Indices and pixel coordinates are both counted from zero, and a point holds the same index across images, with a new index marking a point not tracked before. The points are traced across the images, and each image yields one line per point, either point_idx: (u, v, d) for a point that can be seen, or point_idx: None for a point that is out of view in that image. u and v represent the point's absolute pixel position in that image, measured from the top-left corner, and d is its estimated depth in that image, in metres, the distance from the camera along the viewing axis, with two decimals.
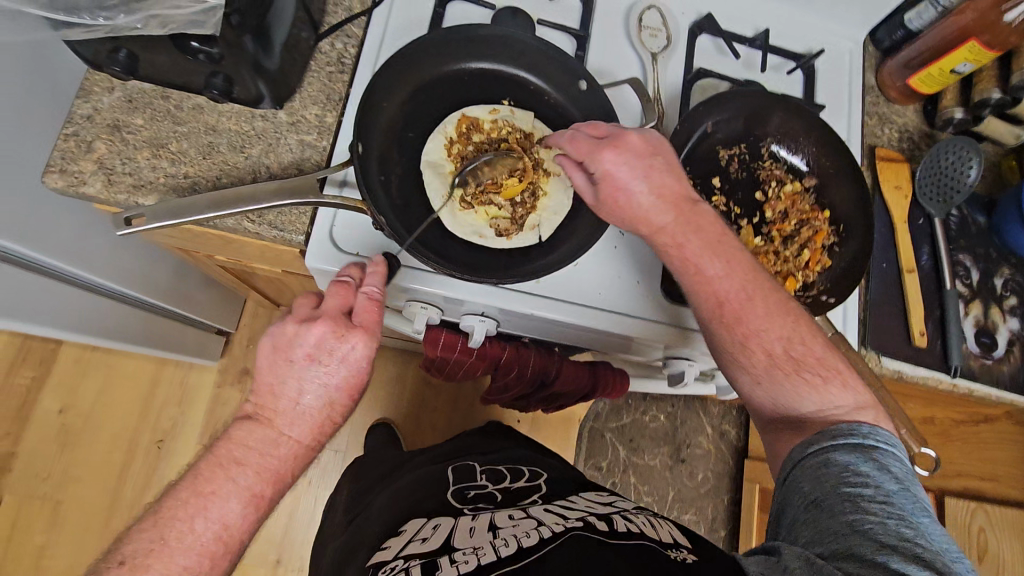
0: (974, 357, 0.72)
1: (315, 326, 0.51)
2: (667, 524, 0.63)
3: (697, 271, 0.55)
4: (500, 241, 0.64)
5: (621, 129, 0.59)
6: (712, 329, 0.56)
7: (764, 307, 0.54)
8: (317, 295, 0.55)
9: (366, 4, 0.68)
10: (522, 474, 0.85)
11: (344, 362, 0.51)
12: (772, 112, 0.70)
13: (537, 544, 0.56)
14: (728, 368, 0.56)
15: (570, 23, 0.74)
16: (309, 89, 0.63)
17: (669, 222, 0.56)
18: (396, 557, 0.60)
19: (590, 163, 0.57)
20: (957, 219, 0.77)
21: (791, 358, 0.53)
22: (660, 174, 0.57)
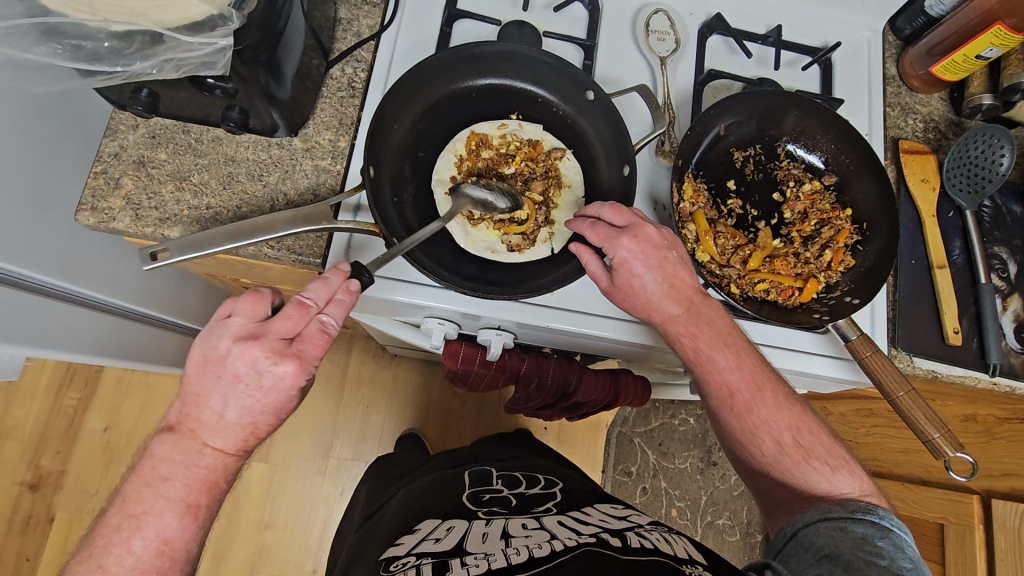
0: (1016, 354, 0.69)
1: (252, 346, 0.47)
2: (682, 541, 0.67)
3: (709, 361, 0.58)
4: (512, 256, 0.64)
5: (640, 216, 0.58)
6: (727, 414, 0.59)
7: (771, 399, 0.57)
8: (266, 299, 0.50)
9: (374, 28, 0.69)
10: (537, 482, 0.91)
11: (272, 384, 0.48)
12: (787, 111, 0.68)
13: (548, 556, 0.61)
14: (738, 443, 0.60)
15: (577, 33, 0.74)
16: (322, 115, 0.65)
17: (681, 316, 0.58)
18: (408, 554, 0.66)
19: (608, 251, 0.56)
20: (990, 210, 0.74)
21: (800, 447, 0.57)
22: (674, 267, 0.57)
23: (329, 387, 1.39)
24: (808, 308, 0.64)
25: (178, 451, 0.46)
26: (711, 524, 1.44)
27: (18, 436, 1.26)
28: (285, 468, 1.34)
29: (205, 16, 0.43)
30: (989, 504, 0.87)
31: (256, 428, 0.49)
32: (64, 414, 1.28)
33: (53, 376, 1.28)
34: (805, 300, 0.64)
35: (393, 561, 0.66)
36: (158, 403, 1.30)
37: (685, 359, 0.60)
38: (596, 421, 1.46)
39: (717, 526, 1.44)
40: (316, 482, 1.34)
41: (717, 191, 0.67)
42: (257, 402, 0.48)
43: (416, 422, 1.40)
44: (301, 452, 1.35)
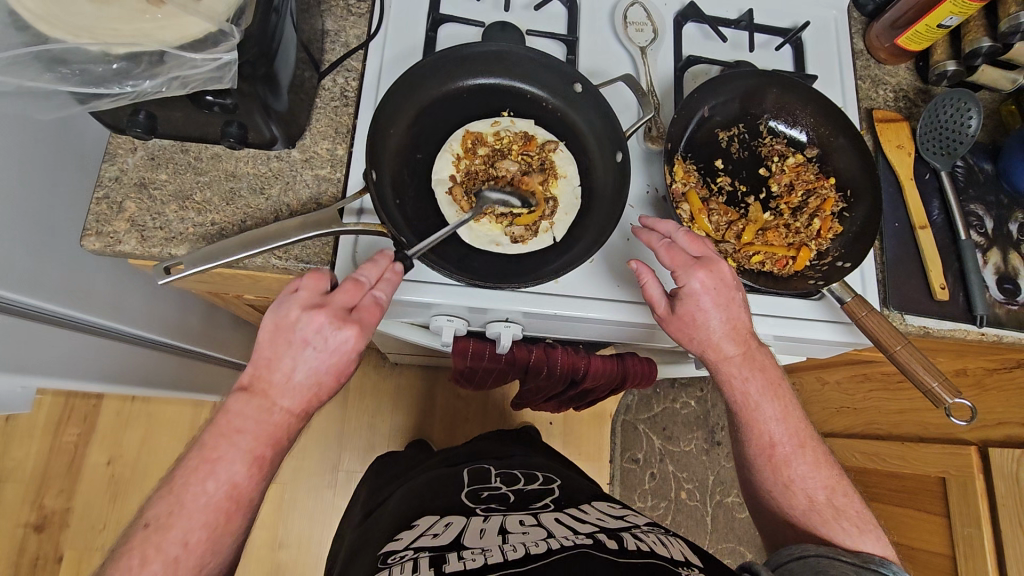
0: (999, 304, 0.72)
1: (318, 314, 0.51)
2: (677, 542, 0.70)
3: (757, 410, 0.63)
4: (516, 247, 0.65)
5: (714, 251, 0.61)
6: (763, 463, 0.64)
7: (811, 455, 0.64)
8: (325, 274, 0.54)
9: (360, 38, 0.70)
10: (536, 478, 0.94)
11: (338, 348, 0.51)
12: (767, 90, 0.71)
13: (543, 553, 0.63)
14: (768, 495, 0.65)
15: (558, 30, 0.76)
16: (318, 125, 0.66)
17: (735, 360, 0.62)
18: (406, 547, 0.68)
19: (680, 279, 0.59)
20: (963, 169, 0.78)
21: (832, 505, 0.62)
22: (738, 310, 0.60)
23: (333, 400, 1.39)
24: (802, 275, 0.66)
25: (250, 409, 0.50)
26: (721, 503, 1.47)
27: (19, 478, 1.24)
28: (295, 485, 1.33)
29: (205, 33, 0.45)
30: (987, 453, 0.91)
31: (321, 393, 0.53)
32: (65, 452, 1.26)
33: (50, 415, 1.26)
34: (800, 267, 0.66)
35: (391, 554, 0.68)
36: (161, 432, 1.29)
37: (732, 403, 0.64)
38: (599, 411, 1.48)
39: (726, 504, 1.47)
40: (327, 496, 1.33)
41: (706, 171, 0.70)
42: (324, 363, 0.51)
43: (423, 429, 1.40)
44: (310, 468, 1.35)
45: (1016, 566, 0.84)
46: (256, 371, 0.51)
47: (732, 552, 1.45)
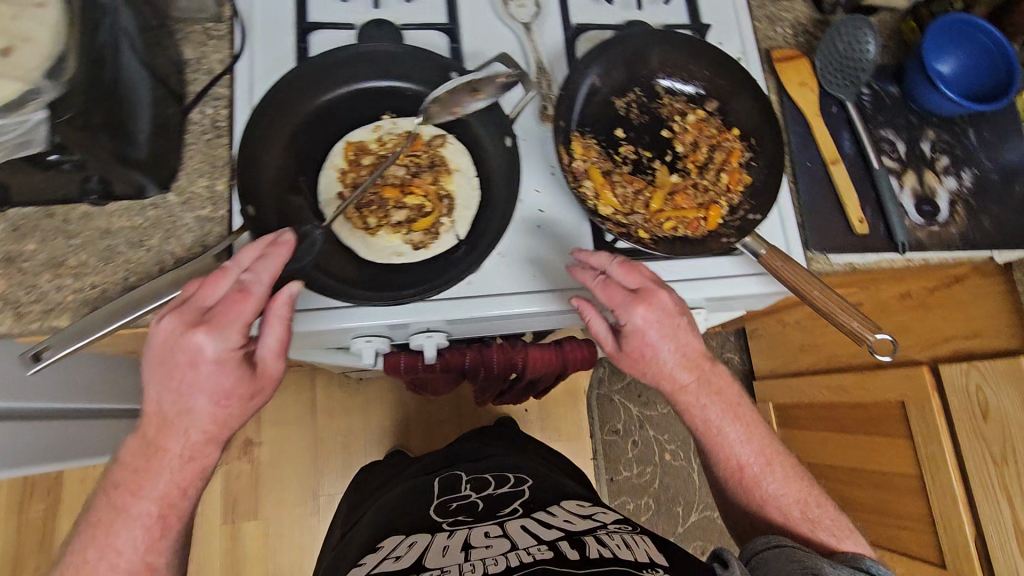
0: (920, 228, 0.72)
1: (174, 318, 0.48)
2: (643, 541, 0.67)
3: (719, 432, 0.65)
4: (419, 253, 0.62)
5: (654, 280, 0.60)
6: (734, 484, 0.67)
7: (778, 471, 0.67)
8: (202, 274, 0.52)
9: (224, 62, 0.66)
10: (507, 480, 0.93)
11: (198, 356, 0.48)
12: (652, 48, 0.69)
13: (505, 570, 0.61)
14: (742, 508, 0.68)
15: (436, 18, 0.72)
16: (192, 163, 0.62)
17: (691, 388, 0.63)
18: (369, 574, 0.66)
19: (621, 316, 0.59)
20: (870, 96, 0.76)
21: (806, 517, 0.66)
22: (686, 338, 0.61)
23: (302, 426, 1.36)
24: (717, 234, 0.65)
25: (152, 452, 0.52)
26: None
27: None
28: (278, 518, 1.32)
29: (14, 94, 0.42)
30: (939, 370, 0.92)
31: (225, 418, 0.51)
32: (34, 527, 1.22)
33: (11, 493, 1.22)
34: (712, 227, 0.65)
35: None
36: None
37: (695, 429, 0.67)
38: (573, 389, 1.48)
39: None
40: (313, 523, 1.32)
41: (607, 142, 0.68)
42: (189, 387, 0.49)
43: (400, 439, 1.39)
44: (291, 498, 1.33)
45: (974, 474, 0.87)
46: (134, 439, 0.52)
47: None
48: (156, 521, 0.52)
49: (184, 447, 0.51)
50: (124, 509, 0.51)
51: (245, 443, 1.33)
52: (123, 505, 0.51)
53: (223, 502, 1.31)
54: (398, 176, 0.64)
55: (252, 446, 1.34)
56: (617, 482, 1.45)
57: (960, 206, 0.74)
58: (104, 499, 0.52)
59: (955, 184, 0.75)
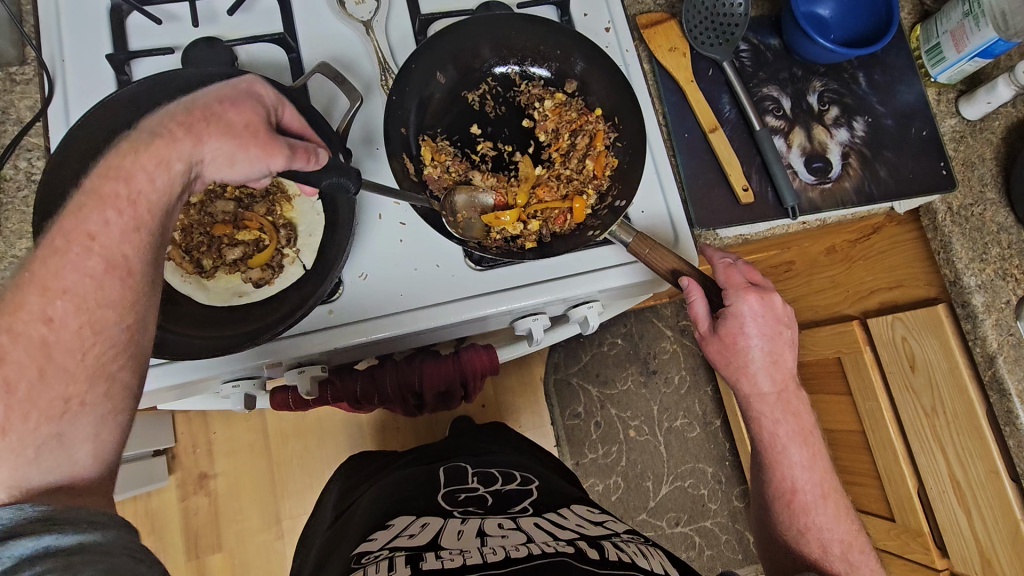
0: (812, 188, 0.68)
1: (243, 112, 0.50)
2: (657, 553, 0.68)
3: (784, 452, 0.62)
4: (263, 291, 0.58)
5: (775, 284, 0.60)
6: (782, 505, 0.63)
7: (833, 508, 0.62)
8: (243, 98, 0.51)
9: (35, 108, 0.61)
10: (512, 478, 0.91)
11: (245, 83, 0.52)
12: (491, 32, 0.63)
13: (523, 557, 0.62)
14: (784, 537, 0.63)
15: (267, 29, 0.67)
16: (9, 224, 0.58)
17: (768, 398, 0.61)
18: (382, 548, 0.67)
19: (729, 299, 0.59)
20: (749, 52, 0.72)
21: (846, 560, 0.60)
22: (782, 348, 0.60)
23: (256, 452, 1.34)
24: (585, 226, 0.61)
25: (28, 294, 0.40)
26: (671, 428, 1.47)
27: None
28: (242, 547, 1.30)
29: None
30: (867, 324, 0.88)
31: (231, 158, 0.49)
32: None
33: None
34: (580, 220, 0.61)
35: (365, 554, 0.66)
36: None
37: (758, 441, 0.63)
38: (529, 378, 1.46)
39: (676, 428, 1.47)
40: (279, 548, 1.31)
41: (462, 142, 0.64)
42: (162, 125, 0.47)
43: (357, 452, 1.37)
44: (254, 525, 1.31)
45: (912, 431, 0.84)
46: (121, 156, 0.45)
47: (693, 471, 1.46)
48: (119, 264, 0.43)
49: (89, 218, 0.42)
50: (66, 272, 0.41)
51: (199, 477, 1.31)
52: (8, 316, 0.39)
53: (185, 539, 1.29)
54: (226, 210, 0.60)
55: (207, 479, 1.31)
56: (583, 466, 1.44)
57: (853, 159, 0.70)
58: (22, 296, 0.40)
59: (847, 136, 0.71)
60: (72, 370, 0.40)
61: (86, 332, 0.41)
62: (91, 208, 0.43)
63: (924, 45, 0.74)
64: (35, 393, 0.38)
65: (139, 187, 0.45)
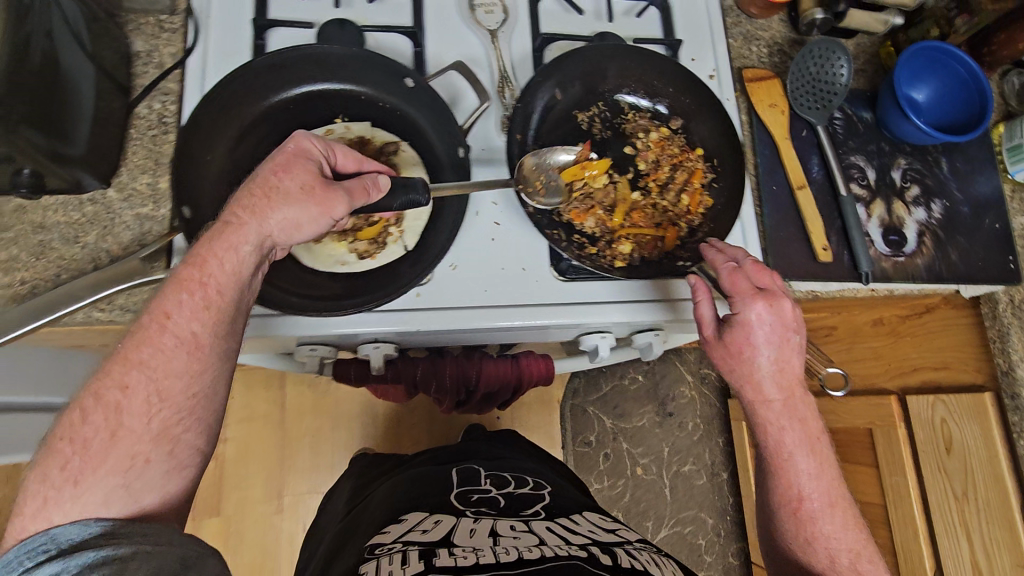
0: (886, 258, 0.71)
1: (300, 172, 0.52)
2: (670, 563, 0.67)
3: (790, 461, 0.57)
4: (364, 263, 0.60)
5: (785, 290, 0.57)
6: (787, 514, 0.58)
7: (841, 517, 0.58)
8: (296, 153, 0.53)
9: (177, 57, 0.65)
10: (526, 483, 0.91)
11: (293, 143, 0.53)
12: (612, 59, 0.66)
13: (535, 557, 0.62)
14: (787, 545, 0.60)
15: (399, 22, 0.71)
16: (134, 159, 0.61)
17: (774, 405, 0.57)
18: (395, 541, 0.68)
19: (737, 306, 0.56)
20: (842, 121, 0.75)
21: (855, 570, 0.57)
22: (791, 354, 0.56)
23: (269, 424, 1.34)
24: (673, 256, 0.64)
25: (145, 348, 0.46)
26: (678, 473, 1.47)
27: None
28: (241, 517, 1.30)
29: None
30: (906, 402, 0.90)
31: (291, 216, 0.51)
32: None
33: None
34: (670, 249, 0.64)
35: (379, 546, 0.68)
36: None
37: (763, 448, 0.59)
38: (547, 398, 1.47)
39: (684, 474, 1.47)
40: (276, 523, 1.30)
41: (567, 157, 0.66)
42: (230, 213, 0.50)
43: (367, 442, 1.37)
44: (255, 497, 1.31)
45: (938, 514, 0.84)
46: (201, 243, 0.50)
47: (694, 519, 1.45)
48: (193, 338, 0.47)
49: (174, 305, 0.47)
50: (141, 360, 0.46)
51: None
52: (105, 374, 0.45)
53: None
54: None
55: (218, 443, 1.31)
56: None
57: (928, 238, 0.72)
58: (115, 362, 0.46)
59: (924, 215, 0.73)
60: (139, 433, 0.44)
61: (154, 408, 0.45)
62: (171, 292, 0.48)
63: (1006, 143, 0.77)
64: (106, 451, 0.43)
65: (211, 272, 0.49)
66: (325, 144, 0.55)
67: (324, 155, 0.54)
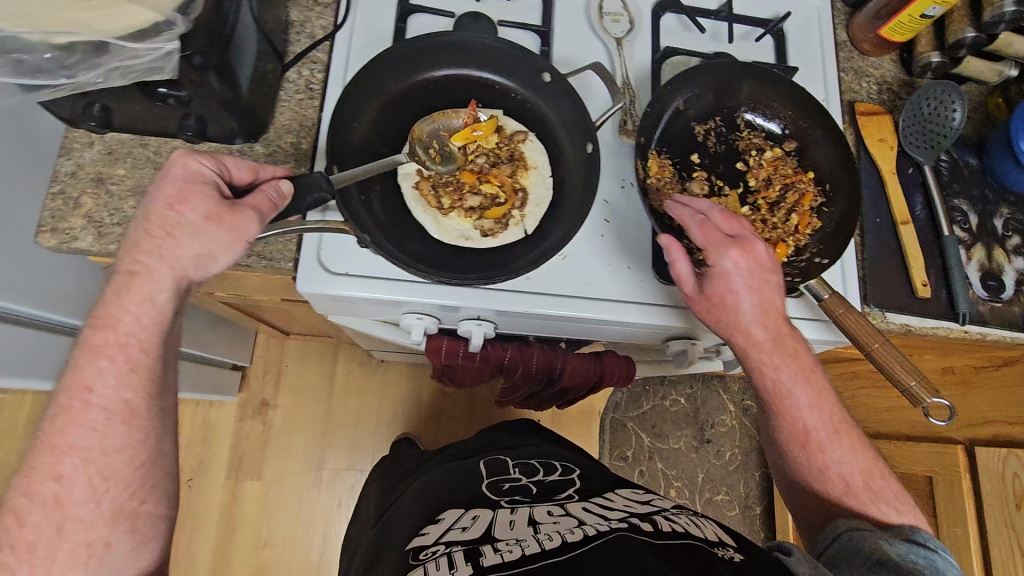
0: (982, 302, 0.71)
1: (189, 199, 0.48)
2: (711, 524, 0.65)
3: (790, 398, 0.61)
4: (487, 241, 0.64)
5: (752, 231, 0.59)
6: (795, 447, 0.63)
7: (845, 440, 0.63)
8: (187, 176, 0.49)
9: (327, 30, 0.69)
10: (555, 469, 0.86)
11: (179, 165, 0.49)
12: (742, 80, 0.70)
13: (582, 539, 0.58)
14: (800, 479, 0.64)
15: (531, 21, 0.74)
16: (281, 118, 0.64)
17: (765, 346, 0.59)
18: (436, 543, 0.63)
19: (713, 258, 0.57)
20: (948, 163, 0.76)
21: (868, 489, 0.62)
22: (772, 294, 0.58)
23: (317, 398, 1.37)
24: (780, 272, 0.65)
25: (86, 424, 0.46)
26: (710, 501, 1.45)
27: None
28: (280, 484, 1.32)
29: (149, 23, 0.43)
30: (974, 452, 0.88)
31: (207, 241, 0.48)
32: None
33: None
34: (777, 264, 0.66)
35: (421, 550, 0.62)
36: None
37: (763, 390, 0.62)
38: (588, 408, 1.48)
39: (715, 502, 1.45)
40: (312, 495, 1.32)
41: (682, 165, 0.68)
42: (156, 240, 0.48)
43: (408, 427, 1.39)
44: (294, 466, 1.33)
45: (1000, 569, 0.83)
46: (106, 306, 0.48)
47: None
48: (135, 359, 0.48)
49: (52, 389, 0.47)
50: (57, 446, 0.46)
51: (261, 404, 1.34)
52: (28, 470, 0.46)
53: (229, 459, 1.32)
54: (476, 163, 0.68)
55: (267, 408, 1.35)
56: None
57: None
58: (72, 437, 0.46)
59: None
60: (91, 518, 0.46)
61: (95, 479, 0.47)
62: (85, 361, 0.47)
63: None
64: (56, 547, 0.45)
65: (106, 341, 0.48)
66: (203, 159, 0.50)
67: (214, 172, 0.50)
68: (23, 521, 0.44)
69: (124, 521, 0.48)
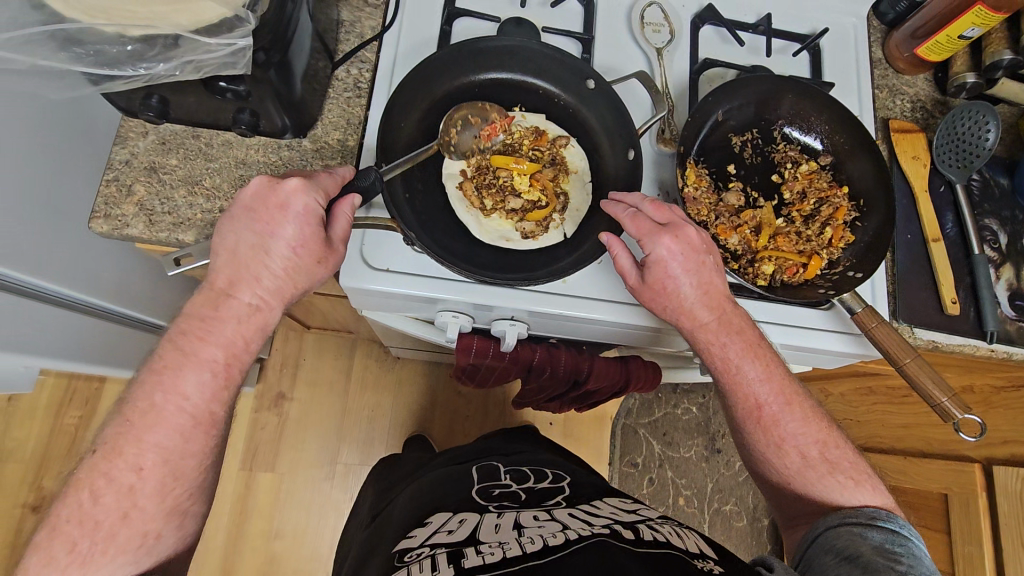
0: (1010, 321, 0.71)
1: (294, 239, 0.51)
2: (692, 534, 0.65)
3: (739, 374, 0.60)
4: (527, 242, 0.65)
5: (681, 216, 0.59)
6: (750, 422, 0.62)
7: (799, 411, 0.61)
8: (299, 213, 0.51)
9: (376, 30, 0.70)
10: (545, 476, 0.86)
11: (301, 204, 0.50)
12: (783, 94, 0.71)
13: (562, 544, 0.59)
14: (760, 456, 0.63)
15: (573, 28, 0.75)
16: (330, 115, 0.66)
17: (711, 326, 0.59)
18: (421, 545, 0.63)
19: (647, 246, 0.57)
20: (979, 183, 0.77)
21: (825, 459, 0.60)
22: (709, 274, 0.59)
23: (332, 392, 1.38)
24: (812, 284, 0.66)
25: (163, 409, 0.49)
26: (718, 510, 1.46)
27: None
28: (293, 475, 1.33)
29: (220, 18, 0.44)
30: (991, 471, 0.87)
31: (295, 271, 0.52)
32: (65, 435, 1.21)
33: None
34: (810, 276, 0.66)
35: (407, 552, 0.63)
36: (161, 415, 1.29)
37: (712, 369, 0.62)
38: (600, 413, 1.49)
39: (723, 513, 1.46)
40: (324, 488, 1.34)
41: (718, 175, 0.69)
42: (252, 263, 0.51)
43: (421, 425, 1.40)
44: (308, 458, 1.35)
45: None
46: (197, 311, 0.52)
47: None
48: (222, 369, 0.52)
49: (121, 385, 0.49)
50: (139, 437, 0.48)
51: (277, 396, 1.36)
52: (106, 451, 0.48)
53: (245, 448, 1.33)
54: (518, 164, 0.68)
55: (283, 401, 1.36)
56: None
57: None
58: (142, 423, 0.49)
59: None
60: (152, 511, 0.49)
61: (167, 471, 0.49)
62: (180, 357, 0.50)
63: None
64: (116, 530, 0.48)
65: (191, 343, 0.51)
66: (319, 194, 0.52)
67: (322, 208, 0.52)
68: (98, 497, 0.47)
69: (178, 516, 0.51)
